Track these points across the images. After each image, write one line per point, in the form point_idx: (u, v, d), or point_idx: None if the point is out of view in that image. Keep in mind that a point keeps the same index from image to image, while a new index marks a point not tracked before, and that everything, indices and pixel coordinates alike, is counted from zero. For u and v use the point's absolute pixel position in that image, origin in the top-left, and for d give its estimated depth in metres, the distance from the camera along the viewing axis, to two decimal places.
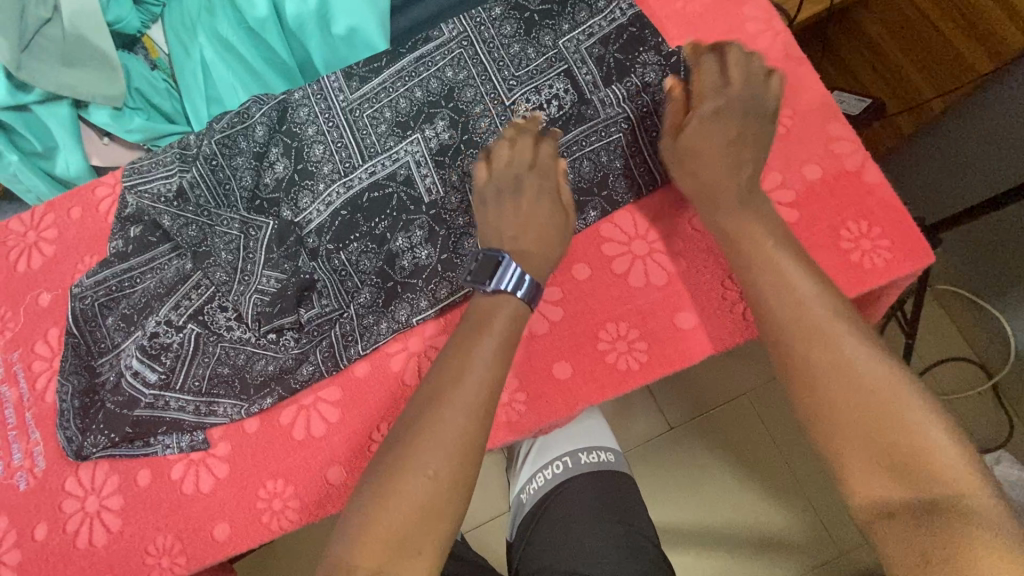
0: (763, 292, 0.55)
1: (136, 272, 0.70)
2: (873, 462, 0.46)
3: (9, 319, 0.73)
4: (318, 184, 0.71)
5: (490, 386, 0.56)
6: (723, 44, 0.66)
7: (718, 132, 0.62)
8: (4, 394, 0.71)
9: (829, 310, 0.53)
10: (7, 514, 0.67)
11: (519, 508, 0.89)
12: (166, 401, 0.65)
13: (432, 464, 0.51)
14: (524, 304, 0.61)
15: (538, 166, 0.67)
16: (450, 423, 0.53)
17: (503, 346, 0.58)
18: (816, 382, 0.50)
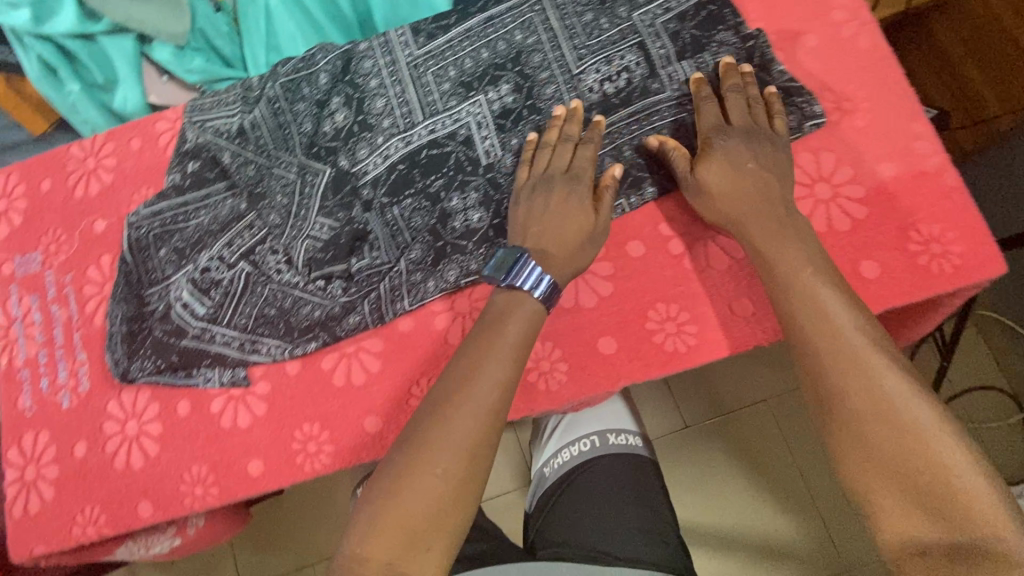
0: (801, 316, 0.53)
1: (191, 207, 0.71)
2: (902, 497, 0.46)
3: (63, 242, 0.74)
4: (377, 137, 0.71)
5: (503, 386, 0.55)
6: (735, 72, 0.64)
7: (738, 168, 0.59)
8: (54, 314, 0.72)
9: (869, 341, 0.51)
10: (51, 429, 0.68)
11: (540, 482, 0.90)
12: (212, 334, 0.65)
13: (439, 464, 0.51)
14: (540, 304, 0.58)
15: (572, 169, 0.64)
16: (463, 423, 0.53)
17: (521, 343, 0.57)
18: (851, 415, 0.49)
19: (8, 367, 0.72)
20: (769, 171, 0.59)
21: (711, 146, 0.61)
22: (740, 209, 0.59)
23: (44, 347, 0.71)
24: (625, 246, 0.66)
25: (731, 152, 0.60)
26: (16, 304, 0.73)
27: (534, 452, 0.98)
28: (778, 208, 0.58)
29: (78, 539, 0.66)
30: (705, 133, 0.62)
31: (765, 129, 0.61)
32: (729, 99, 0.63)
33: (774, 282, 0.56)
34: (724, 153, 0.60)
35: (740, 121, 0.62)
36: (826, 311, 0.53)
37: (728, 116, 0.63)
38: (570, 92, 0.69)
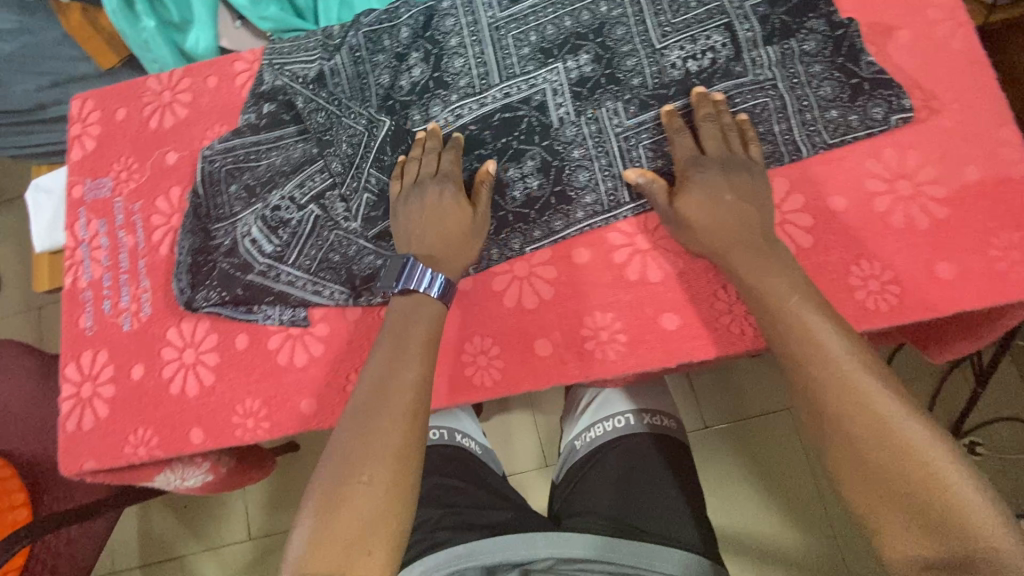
0: (793, 341, 0.53)
1: (262, 147, 0.72)
2: (903, 520, 0.45)
3: (135, 171, 0.76)
4: (451, 95, 0.71)
5: (419, 386, 0.56)
6: (706, 101, 0.63)
7: (716, 198, 0.58)
8: (121, 240, 0.73)
9: (861, 367, 0.50)
10: (110, 350, 0.70)
11: (570, 454, 0.91)
12: (277, 273, 0.66)
13: (368, 473, 0.52)
14: (439, 304, 0.60)
15: (441, 173, 0.65)
16: (383, 430, 0.54)
17: (426, 342, 0.58)
18: (843, 440, 0.49)
19: (72, 286, 0.73)
20: (749, 202, 0.59)
21: (686, 178, 0.61)
22: (719, 236, 0.58)
23: (109, 270, 0.73)
24: None
25: (713, 182, 0.59)
26: (84, 228, 0.75)
27: (563, 427, 0.99)
28: (747, 235, 0.57)
29: (127, 459, 0.67)
30: (681, 165, 0.62)
31: (740, 156, 0.61)
32: (699, 128, 0.63)
33: (762, 309, 0.55)
34: (703, 184, 0.59)
35: (714, 150, 0.61)
36: (817, 337, 0.52)
37: (702, 145, 0.62)
38: (651, 67, 0.68)
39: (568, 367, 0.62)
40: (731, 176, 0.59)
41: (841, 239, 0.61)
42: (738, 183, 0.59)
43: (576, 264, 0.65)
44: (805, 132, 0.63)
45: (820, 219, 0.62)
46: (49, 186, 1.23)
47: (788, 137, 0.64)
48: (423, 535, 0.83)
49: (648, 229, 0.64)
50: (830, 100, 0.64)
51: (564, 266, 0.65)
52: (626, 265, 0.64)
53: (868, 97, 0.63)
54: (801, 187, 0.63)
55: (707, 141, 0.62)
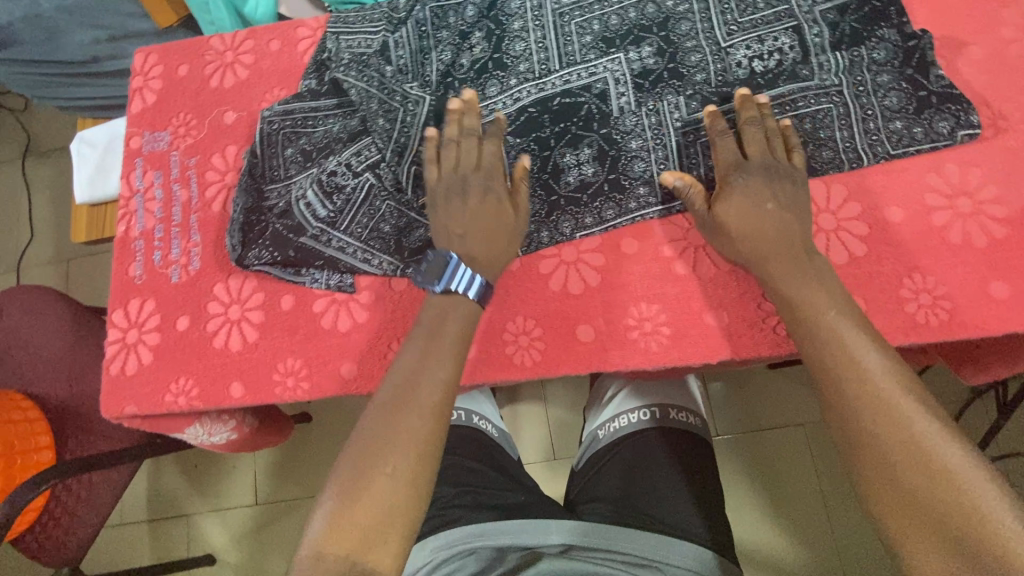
0: (826, 353, 0.53)
1: (321, 114, 0.72)
2: (933, 539, 0.44)
3: (193, 127, 0.77)
4: (509, 78, 0.71)
5: (447, 388, 0.57)
6: (745, 106, 0.63)
7: (757, 206, 0.59)
8: (175, 194, 0.75)
9: (898, 383, 0.50)
10: (157, 300, 0.71)
11: (591, 443, 0.91)
12: (329, 238, 0.68)
13: (389, 467, 0.52)
14: (475, 303, 0.60)
15: (483, 167, 0.64)
16: (410, 425, 0.54)
17: (458, 339, 0.59)
18: (874, 453, 0.48)
19: (124, 235, 0.74)
20: (789, 211, 0.59)
21: (726, 182, 0.61)
22: (759, 246, 0.58)
23: (161, 222, 0.74)
24: None
25: (756, 190, 0.60)
26: (140, 178, 0.76)
27: (587, 416, 0.98)
28: (786, 246, 0.58)
29: (167, 407, 0.68)
30: (722, 167, 0.62)
31: (782, 164, 0.61)
32: (744, 130, 0.62)
33: (797, 321, 0.56)
34: (741, 191, 0.60)
35: (757, 155, 0.61)
36: (852, 350, 0.52)
37: (745, 149, 0.62)
38: (716, 64, 0.68)
39: (609, 353, 0.63)
40: (772, 184, 0.60)
41: (894, 251, 0.61)
42: (777, 189, 0.60)
43: (625, 254, 0.65)
44: (867, 140, 0.63)
45: (874, 228, 0.62)
46: (94, 139, 1.26)
47: (849, 145, 0.64)
48: (435, 512, 0.83)
49: None
50: (895, 111, 0.63)
51: (613, 255, 0.65)
52: (675, 259, 0.64)
53: (934, 111, 0.63)
54: (858, 196, 0.63)
55: (747, 146, 0.62)
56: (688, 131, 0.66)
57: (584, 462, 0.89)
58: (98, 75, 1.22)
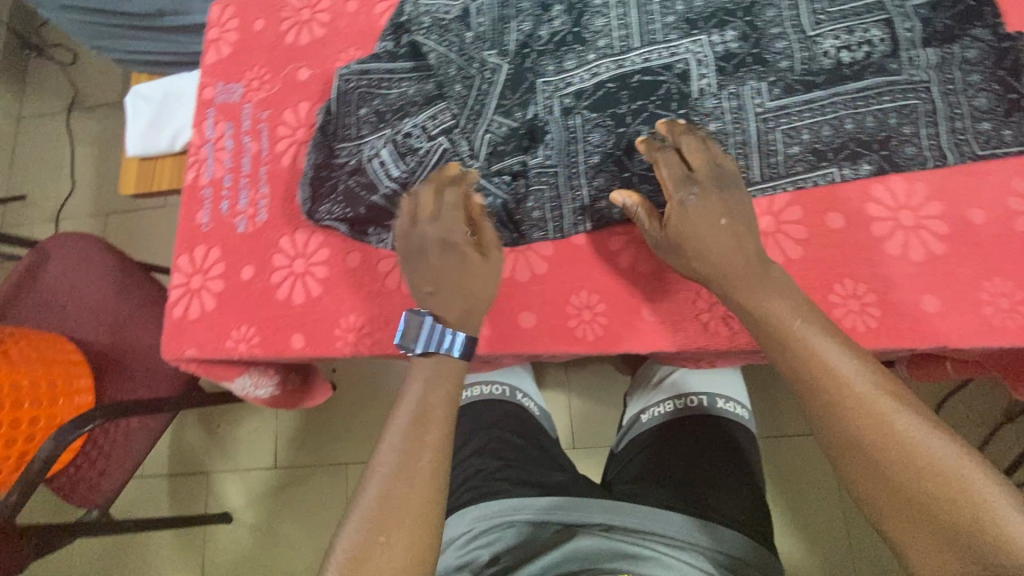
0: (804, 366, 0.53)
1: (396, 76, 0.72)
2: (931, 536, 0.44)
3: (266, 80, 0.77)
4: (588, 52, 0.70)
5: (441, 449, 0.55)
6: (675, 133, 0.62)
7: (711, 222, 0.59)
8: (245, 145, 0.75)
9: (874, 387, 0.50)
10: (222, 248, 0.72)
11: (633, 427, 0.94)
12: (400, 199, 0.68)
13: (394, 539, 0.50)
14: (461, 361, 0.60)
15: (442, 218, 0.62)
16: (406, 489, 0.53)
17: (451, 395, 0.59)
18: (863, 463, 0.48)
19: (193, 183, 0.75)
20: (740, 222, 0.59)
21: (675, 202, 0.60)
22: (722, 262, 0.58)
23: (230, 172, 0.75)
24: (824, 217, 0.63)
25: (705, 205, 0.59)
26: (212, 127, 0.77)
27: (628, 403, 1.01)
28: (744, 263, 0.58)
29: (228, 353, 0.69)
30: (667, 184, 0.61)
31: (727, 171, 0.61)
32: (683, 145, 0.62)
33: (768, 335, 0.55)
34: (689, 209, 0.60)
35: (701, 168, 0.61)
36: (827, 361, 0.52)
37: (688, 163, 0.61)
38: (802, 52, 0.67)
39: (673, 334, 0.63)
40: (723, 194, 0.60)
41: (973, 253, 0.61)
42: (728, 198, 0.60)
43: None
44: (953, 140, 0.63)
45: (953, 229, 0.62)
46: (149, 93, 1.29)
47: (934, 143, 0.63)
48: (478, 482, 0.85)
49: (773, 211, 0.65)
50: (983, 112, 0.62)
51: None
52: None
53: None
54: (938, 196, 0.63)
55: (689, 163, 0.61)
56: (774, 116, 0.65)
57: (627, 445, 0.91)
58: (170, 35, 1.27)
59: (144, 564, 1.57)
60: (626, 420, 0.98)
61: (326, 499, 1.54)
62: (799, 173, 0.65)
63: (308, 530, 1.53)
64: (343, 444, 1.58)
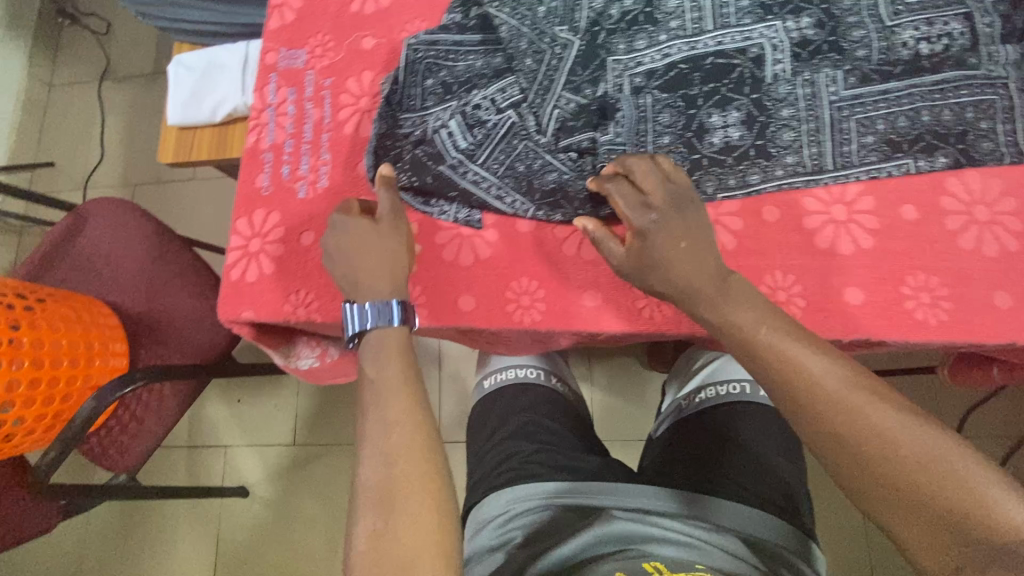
0: (777, 368, 0.53)
1: (464, 49, 0.72)
2: (923, 524, 0.45)
3: (331, 48, 0.77)
4: (659, 33, 0.69)
5: (415, 415, 0.54)
6: (625, 164, 0.62)
7: (671, 243, 0.58)
8: (308, 112, 0.75)
9: (844, 382, 0.51)
10: (282, 212, 0.72)
11: (674, 412, 0.93)
12: (466, 170, 0.68)
13: (413, 510, 0.49)
14: (400, 328, 0.59)
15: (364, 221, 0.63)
16: (403, 462, 0.51)
17: (393, 356, 0.57)
18: (849, 461, 0.48)
19: (253, 146, 0.75)
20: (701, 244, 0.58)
21: (636, 229, 0.59)
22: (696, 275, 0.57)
23: (292, 137, 0.74)
24: (897, 208, 0.63)
25: (666, 229, 0.58)
26: (273, 92, 0.76)
27: (668, 391, 1.02)
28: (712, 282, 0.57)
29: (285, 317, 0.69)
30: (623, 211, 0.60)
31: (682, 193, 0.60)
32: (634, 168, 0.61)
33: (737, 344, 0.55)
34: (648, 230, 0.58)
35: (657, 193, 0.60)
36: (797, 362, 0.52)
37: (641, 186, 0.60)
38: (880, 42, 0.66)
39: None
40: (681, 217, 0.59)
41: None
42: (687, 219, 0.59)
43: (767, 222, 0.65)
44: None
45: None
46: (192, 63, 1.29)
47: (1011, 140, 0.62)
48: (515, 464, 0.84)
49: (845, 200, 0.64)
50: None
51: (754, 221, 0.65)
52: (817, 232, 0.63)
53: None
54: (1014, 193, 0.62)
55: (644, 189, 0.60)
56: (850, 104, 0.65)
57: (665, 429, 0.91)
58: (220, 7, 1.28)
59: (158, 536, 1.56)
60: (666, 406, 0.98)
61: (342, 478, 1.54)
62: (873, 163, 0.64)
63: (324, 507, 1.53)
64: None
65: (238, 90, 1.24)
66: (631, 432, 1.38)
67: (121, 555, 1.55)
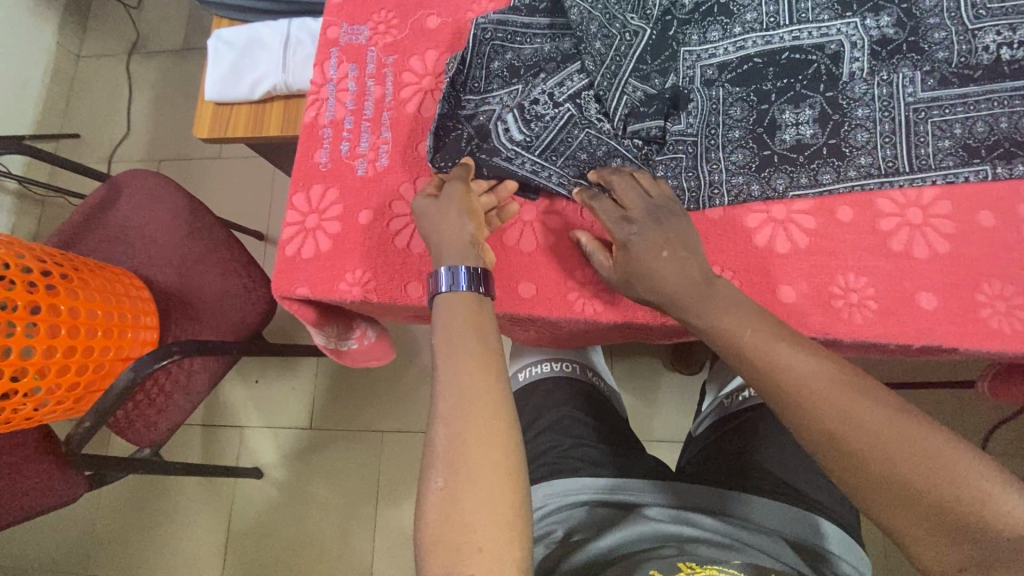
0: (767, 369, 0.53)
1: (531, 32, 0.71)
2: (916, 517, 0.46)
3: (394, 26, 0.76)
4: (733, 25, 0.68)
5: (490, 376, 0.54)
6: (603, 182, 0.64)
7: (656, 255, 0.59)
8: (369, 89, 0.74)
9: (832, 382, 0.51)
10: (341, 189, 0.71)
11: (715, 410, 0.92)
12: (521, 160, 0.67)
13: (480, 474, 0.49)
14: (471, 291, 0.58)
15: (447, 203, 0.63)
16: (478, 421, 0.51)
17: (469, 322, 0.57)
18: (842, 460, 0.49)
19: (312, 121, 0.74)
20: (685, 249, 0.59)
21: (619, 242, 0.61)
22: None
23: (352, 114, 0.73)
24: (974, 214, 0.62)
25: (649, 243, 0.59)
26: (334, 68, 0.75)
27: (708, 390, 1.01)
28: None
29: (340, 296, 0.68)
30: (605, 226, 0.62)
31: (661, 204, 0.62)
32: (616, 184, 0.63)
33: (725, 350, 0.56)
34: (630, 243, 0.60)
35: (635, 205, 0.61)
36: (783, 363, 0.53)
37: (622, 202, 0.62)
38: (961, 45, 0.64)
39: (807, 318, 0.62)
40: (661, 228, 0.60)
41: None
42: (668, 230, 0.60)
43: (839, 221, 0.64)
44: None
45: None
46: (231, 38, 1.28)
47: None
48: (552, 459, 0.83)
49: (920, 203, 0.63)
50: None
51: (824, 221, 0.64)
52: (891, 234, 0.63)
53: None
54: None
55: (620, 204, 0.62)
56: (929, 106, 0.63)
57: (705, 428, 0.91)
58: None
59: (171, 514, 1.55)
60: (706, 405, 0.97)
61: (357, 464, 1.53)
62: (949, 168, 0.62)
63: (338, 493, 1.52)
64: (378, 411, 1.55)
65: (277, 67, 1.22)
66: (654, 432, 1.37)
67: (134, 530, 1.54)
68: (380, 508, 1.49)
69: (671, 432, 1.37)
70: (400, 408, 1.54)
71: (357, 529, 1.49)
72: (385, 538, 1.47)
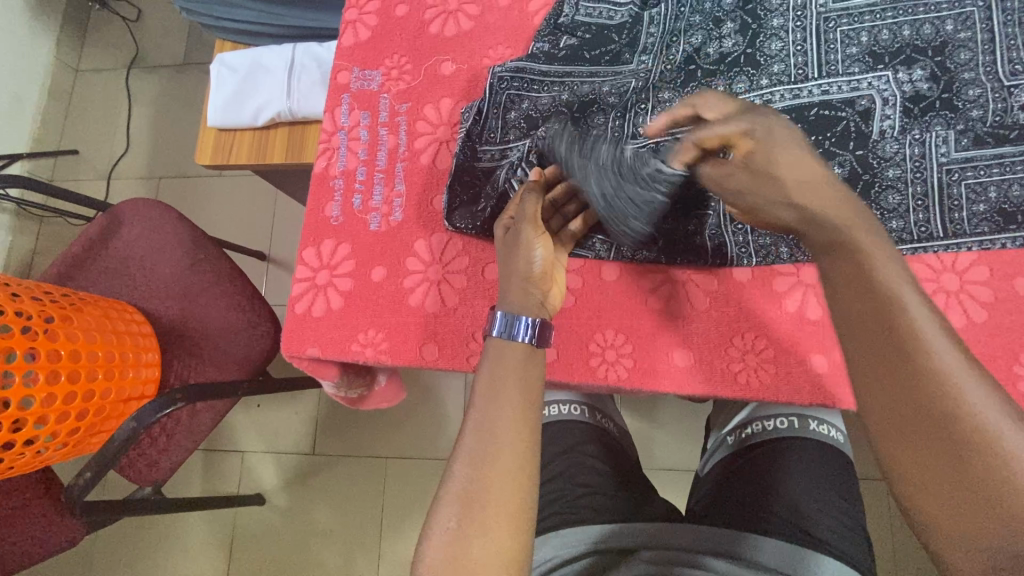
0: (850, 301, 0.45)
1: (548, 79, 0.69)
2: (958, 495, 0.37)
3: (407, 72, 0.73)
4: (760, 77, 0.66)
5: (524, 436, 0.52)
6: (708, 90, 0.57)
7: (795, 156, 0.51)
8: (382, 138, 0.72)
9: (936, 332, 0.41)
10: (353, 244, 0.69)
11: (721, 447, 0.91)
12: None
13: (491, 526, 0.48)
14: (526, 344, 0.56)
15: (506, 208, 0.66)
16: (496, 475, 0.50)
17: (516, 375, 0.55)
18: (893, 399, 0.41)
19: (323, 172, 0.72)
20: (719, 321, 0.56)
21: (751, 136, 0.52)
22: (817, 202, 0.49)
23: (364, 164, 0.71)
24: (1014, 282, 0.60)
25: (788, 137, 0.52)
26: (346, 115, 0.73)
27: (712, 429, 1.00)
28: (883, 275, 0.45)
29: (353, 356, 0.66)
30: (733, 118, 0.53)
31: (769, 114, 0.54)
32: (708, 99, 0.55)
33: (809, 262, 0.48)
34: (769, 140, 0.52)
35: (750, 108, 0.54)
36: (882, 301, 0.43)
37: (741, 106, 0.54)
38: (996, 103, 0.61)
39: (839, 390, 0.59)
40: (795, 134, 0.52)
41: None
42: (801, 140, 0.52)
43: None
44: None
45: None
46: (234, 62, 1.25)
47: None
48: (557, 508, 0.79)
49: (957, 268, 0.61)
50: None
51: None
52: None
53: None
54: None
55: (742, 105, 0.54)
56: (963, 167, 0.61)
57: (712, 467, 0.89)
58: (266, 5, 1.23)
59: (172, 539, 1.52)
60: (711, 443, 0.96)
61: (362, 489, 1.50)
62: (985, 234, 0.60)
63: (341, 517, 1.49)
64: (382, 435, 1.52)
65: (282, 92, 1.19)
66: (664, 461, 1.35)
67: (134, 557, 1.52)
68: (384, 534, 1.46)
69: (681, 462, 1.34)
70: (405, 433, 1.51)
71: (361, 555, 1.46)
72: (389, 566, 1.44)
